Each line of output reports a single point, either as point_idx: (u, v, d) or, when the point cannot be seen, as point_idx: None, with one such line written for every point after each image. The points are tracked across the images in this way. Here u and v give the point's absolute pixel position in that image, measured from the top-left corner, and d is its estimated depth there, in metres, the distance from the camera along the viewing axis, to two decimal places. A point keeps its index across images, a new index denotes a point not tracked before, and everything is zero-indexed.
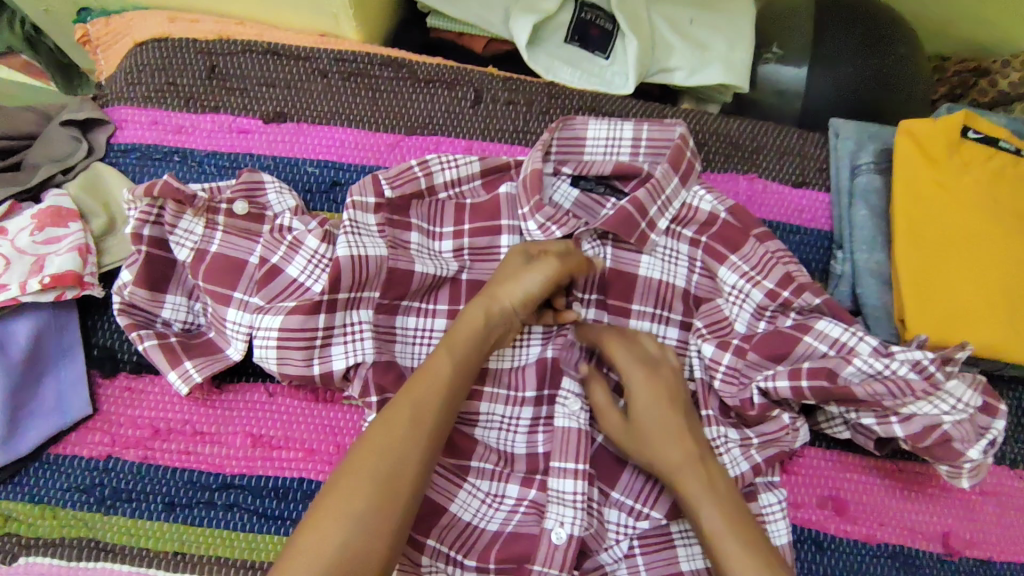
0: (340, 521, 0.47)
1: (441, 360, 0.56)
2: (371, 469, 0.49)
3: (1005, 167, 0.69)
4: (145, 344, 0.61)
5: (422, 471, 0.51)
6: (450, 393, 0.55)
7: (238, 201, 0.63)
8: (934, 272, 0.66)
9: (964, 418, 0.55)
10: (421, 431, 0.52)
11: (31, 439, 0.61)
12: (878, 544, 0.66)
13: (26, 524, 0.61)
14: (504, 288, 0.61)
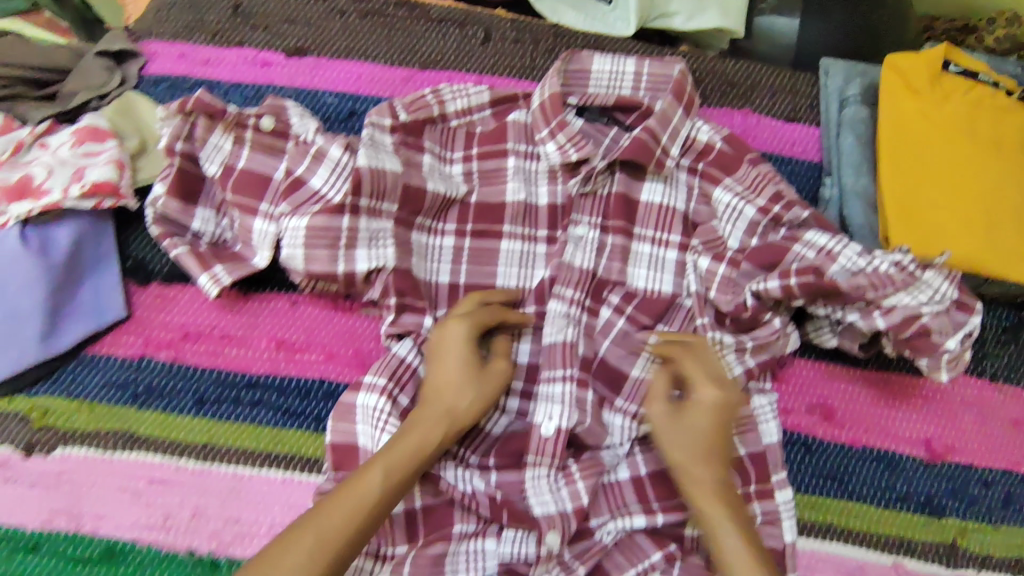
0: (321, 547, 0.49)
1: (377, 475, 0.54)
2: (368, 492, 0.52)
3: (985, 97, 0.73)
4: (177, 251, 0.65)
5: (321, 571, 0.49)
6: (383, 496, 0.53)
7: (266, 116, 0.67)
8: (919, 193, 0.70)
9: (941, 310, 0.60)
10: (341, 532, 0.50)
11: (69, 338, 0.64)
12: (864, 448, 0.71)
13: (62, 418, 0.65)
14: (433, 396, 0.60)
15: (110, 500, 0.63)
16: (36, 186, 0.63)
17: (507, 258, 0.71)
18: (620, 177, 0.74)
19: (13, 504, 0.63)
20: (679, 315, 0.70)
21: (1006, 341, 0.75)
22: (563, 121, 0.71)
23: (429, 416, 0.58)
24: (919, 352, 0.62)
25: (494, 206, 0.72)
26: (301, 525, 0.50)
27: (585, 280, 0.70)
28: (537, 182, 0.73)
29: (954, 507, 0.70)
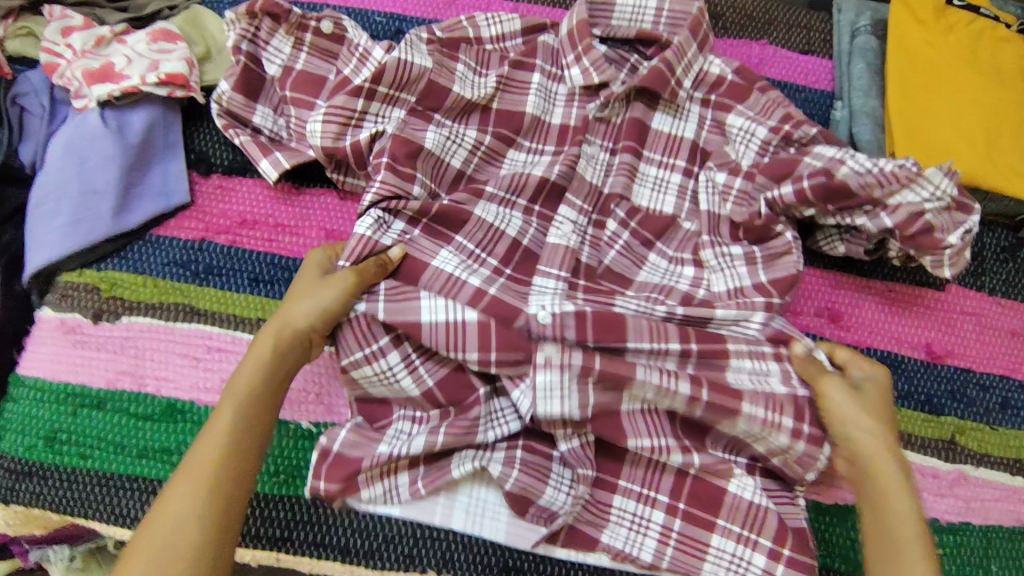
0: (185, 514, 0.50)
1: (223, 410, 0.56)
2: (202, 472, 0.52)
3: (985, 30, 0.79)
4: (242, 139, 0.72)
5: (212, 502, 0.51)
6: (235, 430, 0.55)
7: (326, 21, 0.73)
8: (923, 112, 0.76)
9: (942, 206, 0.67)
10: (203, 474, 0.52)
11: (139, 216, 0.71)
12: (869, 349, 0.75)
13: (128, 290, 0.70)
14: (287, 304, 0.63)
15: (171, 363, 0.68)
16: (117, 72, 0.70)
17: (511, 165, 0.75)
18: (637, 105, 0.77)
19: (81, 364, 0.68)
20: (678, 234, 0.74)
21: (1003, 258, 0.79)
22: (589, 44, 0.76)
23: (233, 391, 0.57)
24: (923, 248, 0.68)
25: (515, 114, 0.76)
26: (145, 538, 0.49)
27: (592, 193, 0.73)
28: (550, 112, 0.77)
29: (952, 407, 0.75)
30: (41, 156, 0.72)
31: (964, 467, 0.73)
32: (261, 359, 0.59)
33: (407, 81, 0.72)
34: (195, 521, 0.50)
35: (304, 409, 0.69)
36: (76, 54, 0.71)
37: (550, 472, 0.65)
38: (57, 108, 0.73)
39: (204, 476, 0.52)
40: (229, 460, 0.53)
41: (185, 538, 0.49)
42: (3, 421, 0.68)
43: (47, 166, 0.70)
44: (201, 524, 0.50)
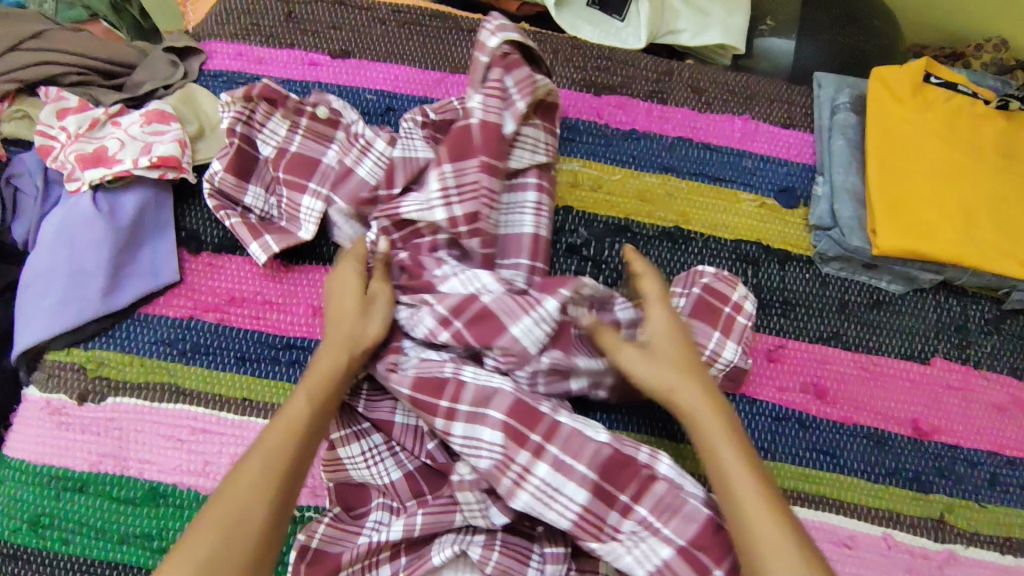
0: (255, 507, 0.50)
1: (300, 401, 0.57)
2: (273, 462, 0.53)
3: (962, 107, 0.81)
4: (233, 221, 0.73)
5: (279, 500, 0.51)
6: (309, 426, 0.56)
7: (322, 107, 0.75)
8: (901, 189, 0.77)
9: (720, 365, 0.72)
10: (275, 470, 0.52)
11: (128, 295, 0.71)
12: (855, 425, 0.75)
13: (115, 369, 0.71)
14: (334, 310, 0.64)
15: (154, 445, 0.68)
16: (110, 156, 0.71)
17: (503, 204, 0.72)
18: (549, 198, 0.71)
19: (65, 447, 0.68)
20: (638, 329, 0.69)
21: (988, 331, 0.80)
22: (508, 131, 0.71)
23: (308, 383, 0.59)
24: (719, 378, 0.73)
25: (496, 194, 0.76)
26: (216, 505, 0.50)
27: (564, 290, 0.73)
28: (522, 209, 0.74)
29: (941, 484, 0.74)
30: (33, 235, 0.73)
31: (954, 547, 0.72)
32: (340, 350, 0.62)
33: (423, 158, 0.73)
34: (257, 523, 0.50)
35: None
36: (70, 137, 0.73)
37: (530, 553, 0.64)
38: (50, 188, 0.74)
39: (269, 467, 0.52)
40: (295, 464, 0.54)
41: (246, 538, 0.49)
42: None
43: (38, 248, 0.71)
44: (260, 532, 0.49)
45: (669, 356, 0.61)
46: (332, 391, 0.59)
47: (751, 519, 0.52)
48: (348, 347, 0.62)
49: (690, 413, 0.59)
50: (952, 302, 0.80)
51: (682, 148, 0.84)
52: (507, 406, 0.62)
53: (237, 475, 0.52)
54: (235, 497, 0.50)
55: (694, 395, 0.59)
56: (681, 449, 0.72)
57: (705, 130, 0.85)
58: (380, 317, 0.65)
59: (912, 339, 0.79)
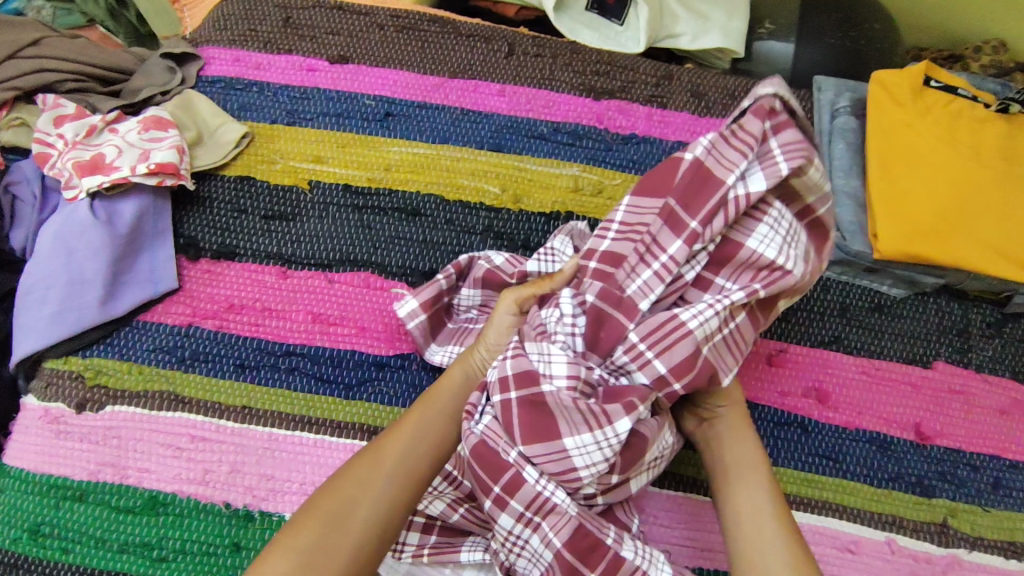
0: (361, 509, 0.54)
1: (413, 418, 0.60)
2: (382, 471, 0.56)
3: (963, 110, 0.81)
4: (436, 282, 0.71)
5: (382, 510, 0.54)
6: (429, 447, 0.59)
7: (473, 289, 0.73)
8: (902, 193, 0.77)
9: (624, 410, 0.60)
10: (381, 478, 0.56)
11: (127, 303, 0.71)
12: (858, 430, 0.75)
13: (113, 377, 0.70)
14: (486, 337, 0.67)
15: (153, 454, 0.68)
16: (107, 163, 0.71)
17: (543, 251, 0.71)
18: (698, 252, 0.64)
19: (63, 455, 0.68)
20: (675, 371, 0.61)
21: (990, 334, 0.80)
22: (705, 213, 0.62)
23: (427, 403, 0.62)
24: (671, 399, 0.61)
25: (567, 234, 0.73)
26: (323, 502, 0.54)
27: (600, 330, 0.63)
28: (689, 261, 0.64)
29: (944, 488, 0.74)
30: (30, 242, 0.73)
31: (957, 551, 0.72)
32: (461, 370, 0.65)
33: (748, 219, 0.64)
34: (355, 534, 0.53)
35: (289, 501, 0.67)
36: (67, 144, 0.72)
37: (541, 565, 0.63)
38: (47, 195, 0.74)
39: (380, 482, 0.55)
40: (404, 489, 0.56)
41: (347, 538, 0.52)
42: None
43: (36, 256, 0.71)
44: (360, 537, 0.53)
45: (737, 420, 0.65)
46: (448, 414, 0.62)
47: (771, 552, 0.56)
48: (465, 369, 0.65)
49: (733, 461, 0.63)
50: (953, 305, 0.80)
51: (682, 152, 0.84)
52: (505, 478, 0.57)
53: (347, 473, 0.56)
54: (344, 495, 0.54)
55: (742, 447, 0.64)
56: (681, 455, 0.72)
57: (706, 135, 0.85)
58: (500, 333, 0.66)
59: (915, 342, 0.79)
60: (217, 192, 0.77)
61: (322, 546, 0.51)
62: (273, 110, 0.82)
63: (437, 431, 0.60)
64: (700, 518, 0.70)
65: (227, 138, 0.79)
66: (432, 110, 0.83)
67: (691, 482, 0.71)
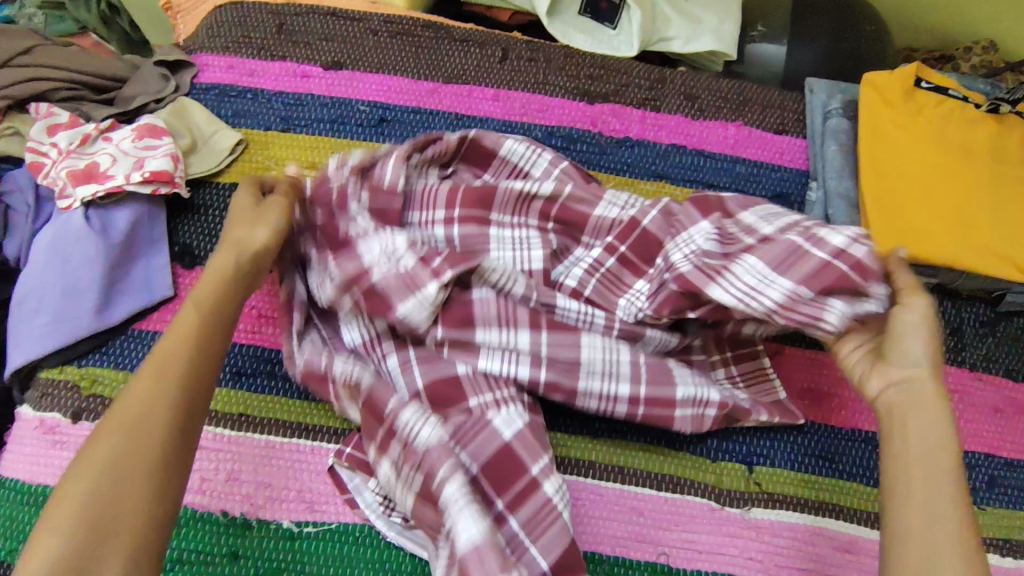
0: (149, 424, 0.48)
1: (187, 317, 0.54)
2: (162, 380, 0.50)
3: (954, 111, 0.82)
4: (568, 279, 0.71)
5: (171, 417, 0.48)
6: (198, 342, 0.53)
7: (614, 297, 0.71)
8: (894, 194, 0.78)
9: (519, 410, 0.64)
10: (164, 386, 0.50)
11: (122, 311, 0.71)
12: (853, 430, 0.76)
13: (108, 387, 0.70)
14: (240, 231, 0.61)
15: None
16: (102, 172, 0.71)
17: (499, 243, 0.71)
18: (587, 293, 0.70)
19: (59, 466, 0.68)
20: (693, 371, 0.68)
21: (983, 333, 0.80)
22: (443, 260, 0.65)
23: (194, 305, 0.55)
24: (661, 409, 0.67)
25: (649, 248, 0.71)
26: (111, 423, 0.48)
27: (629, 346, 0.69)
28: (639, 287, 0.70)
29: None
30: (25, 252, 0.73)
31: None
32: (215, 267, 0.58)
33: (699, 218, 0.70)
34: (162, 418, 0.48)
35: (286, 508, 0.67)
36: (60, 153, 0.72)
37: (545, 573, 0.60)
38: (41, 205, 0.74)
39: (166, 373, 0.50)
40: (197, 357, 0.52)
41: (136, 459, 0.46)
42: None
43: (30, 265, 0.71)
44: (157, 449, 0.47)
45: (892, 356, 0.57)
46: (222, 306, 0.56)
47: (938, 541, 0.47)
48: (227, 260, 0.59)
49: (914, 393, 0.55)
50: (947, 305, 0.81)
51: (676, 155, 0.84)
52: (518, 487, 0.62)
53: (132, 391, 0.49)
54: (122, 420, 0.48)
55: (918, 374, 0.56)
56: (681, 458, 0.73)
57: (699, 137, 0.85)
58: (270, 221, 0.63)
59: None
60: (213, 201, 0.77)
61: (132, 457, 0.46)
62: (267, 117, 0.82)
63: (218, 328, 0.55)
64: (698, 519, 0.70)
65: (221, 145, 0.79)
66: (426, 115, 0.83)
67: (690, 483, 0.72)
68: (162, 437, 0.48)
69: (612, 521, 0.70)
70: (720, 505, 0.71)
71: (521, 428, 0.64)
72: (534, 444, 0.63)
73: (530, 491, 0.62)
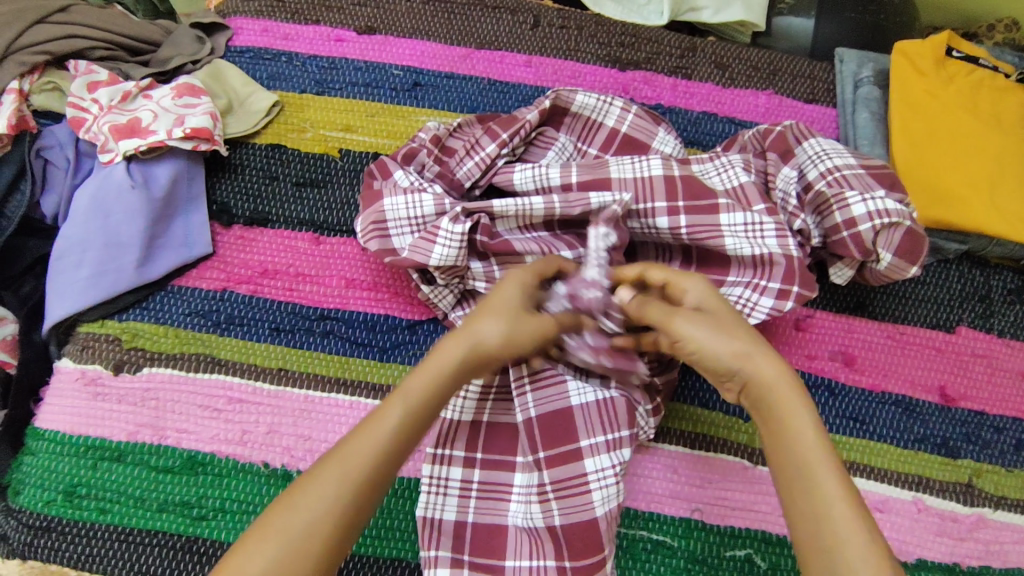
0: (324, 524, 0.44)
1: (394, 405, 0.49)
2: (351, 478, 0.46)
3: (983, 81, 0.83)
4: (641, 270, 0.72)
5: (342, 522, 0.45)
6: (398, 438, 0.49)
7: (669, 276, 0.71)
8: (927, 162, 0.79)
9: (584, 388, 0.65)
10: (348, 487, 0.46)
11: (162, 266, 0.72)
12: (884, 393, 0.76)
13: (149, 340, 0.71)
14: (489, 305, 0.55)
15: (191, 415, 0.68)
16: (144, 127, 0.72)
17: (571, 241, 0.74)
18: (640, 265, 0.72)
19: (102, 416, 0.68)
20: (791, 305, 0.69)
21: (1011, 301, 0.81)
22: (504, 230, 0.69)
23: (404, 396, 0.50)
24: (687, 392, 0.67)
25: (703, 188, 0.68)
26: (273, 517, 0.44)
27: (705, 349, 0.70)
28: (763, 233, 0.66)
29: (969, 450, 0.75)
30: (64, 208, 0.74)
31: (983, 510, 0.73)
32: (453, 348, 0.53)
33: (819, 195, 0.71)
34: (327, 529, 0.44)
35: None
36: (102, 109, 0.73)
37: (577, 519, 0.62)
38: (80, 161, 0.75)
39: (337, 493, 0.45)
40: (374, 484, 0.47)
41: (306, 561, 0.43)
42: (22, 475, 0.68)
43: (71, 220, 0.71)
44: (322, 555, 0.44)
45: (721, 319, 0.54)
46: (428, 400, 0.51)
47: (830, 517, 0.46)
48: (461, 347, 0.53)
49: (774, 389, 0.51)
50: (975, 273, 0.81)
51: (708, 122, 0.85)
52: (559, 450, 0.63)
53: (313, 476, 0.46)
54: (302, 512, 0.44)
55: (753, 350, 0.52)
56: (715, 418, 0.73)
57: (730, 105, 0.86)
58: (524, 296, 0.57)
59: (938, 308, 0.80)
60: (249, 160, 0.78)
61: None
62: (302, 80, 0.82)
63: (419, 423, 0.50)
64: (732, 477, 0.71)
65: (258, 106, 0.79)
66: (460, 80, 0.84)
67: (723, 443, 0.72)
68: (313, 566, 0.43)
69: (645, 476, 0.71)
70: (753, 464, 0.71)
71: (590, 400, 0.65)
72: (596, 422, 0.64)
73: (574, 456, 0.63)
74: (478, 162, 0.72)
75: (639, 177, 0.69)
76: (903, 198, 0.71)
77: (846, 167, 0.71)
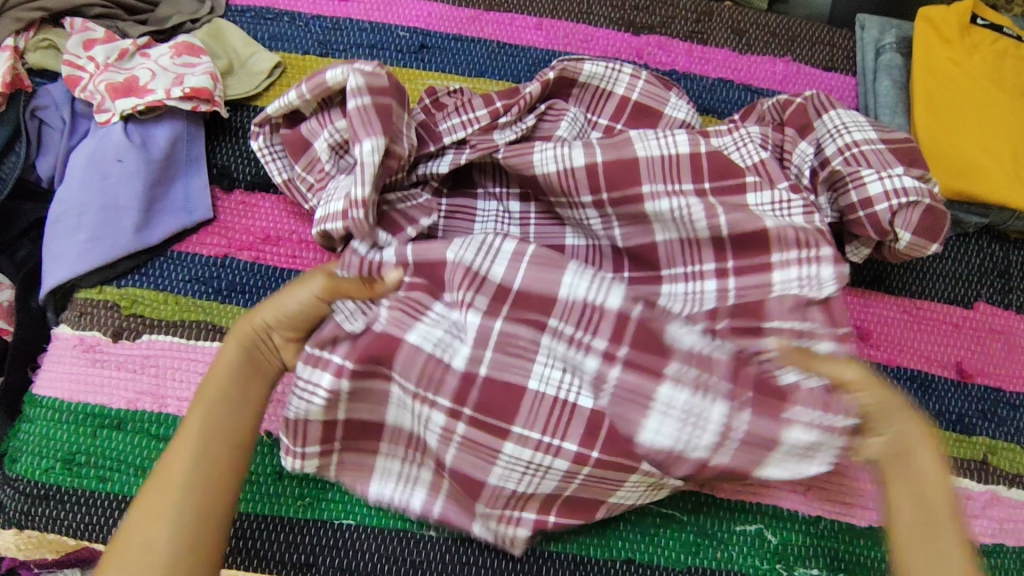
0: (160, 522, 0.51)
1: (205, 400, 0.56)
2: (179, 479, 0.53)
3: (1008, 49, 0.80)
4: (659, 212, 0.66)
5: (175, 520, 0.52)
6: (205, 433, 0.55)
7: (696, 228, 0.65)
8: (949, 132, 0.77)
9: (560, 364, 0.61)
10: (178, 484, 0.53)
11: (161, 232, 0.70)
12: (899, 367, 0.75)
13: (148, 307, 0.69)
14: (264, 308, 0.60)
15: (192, 383, 0.67)
16: (142, 86, 0.69)
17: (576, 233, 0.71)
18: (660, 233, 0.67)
19: (98, 384, 0.67)
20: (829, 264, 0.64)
21: None
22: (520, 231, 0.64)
23: (202, 400, 0.56)
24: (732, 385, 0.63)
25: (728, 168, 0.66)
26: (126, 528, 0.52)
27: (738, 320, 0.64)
28: (791, 208, 0.65)
29: (984, 426, 0.74)
30: (60, 170, 0.72)
31: (997, 488, 0.72)
32: (234, 353, 0.58)
33: (833, 173, 0.68)
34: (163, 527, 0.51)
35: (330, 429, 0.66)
36: (99, 67, 0.71)
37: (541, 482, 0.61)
38: (77, 121, 0.72)
39: (173, 492, 0.52)
40: (198, 478, 0.53)
41: (148, 565, 0.50)
42: (16, 443, 0.67)
43: (67, 182, 0.69)
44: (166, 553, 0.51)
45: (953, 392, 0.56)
46: (230, 399, 0.57)
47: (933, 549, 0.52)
48: (240, 350, 0.58)
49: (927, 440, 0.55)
50: (995, 248, 0.79)
51: (723, 90, 0.82)
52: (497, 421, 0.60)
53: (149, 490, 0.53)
54: (143, 518, 0.52)
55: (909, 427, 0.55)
56: None
57: (746, 73, 0.83)
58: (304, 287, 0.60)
59: (955, 283, 0.78)
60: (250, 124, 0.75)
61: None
62: (305, 41, 0.79)
63: (227, 422, 0.56)
64: None
65: (259, 67, 0.76)
66: (468, 43, 0.81)
67: None
68: (158, 564, 0.50)
69: None
70: None
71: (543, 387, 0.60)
72: (540, 416, 0.60)
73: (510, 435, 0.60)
74: (467, 126, 0.69)
75: (664, 155, 0.66)
76: (923, 171, 0.68)
77: (866, 143, 0.69)
